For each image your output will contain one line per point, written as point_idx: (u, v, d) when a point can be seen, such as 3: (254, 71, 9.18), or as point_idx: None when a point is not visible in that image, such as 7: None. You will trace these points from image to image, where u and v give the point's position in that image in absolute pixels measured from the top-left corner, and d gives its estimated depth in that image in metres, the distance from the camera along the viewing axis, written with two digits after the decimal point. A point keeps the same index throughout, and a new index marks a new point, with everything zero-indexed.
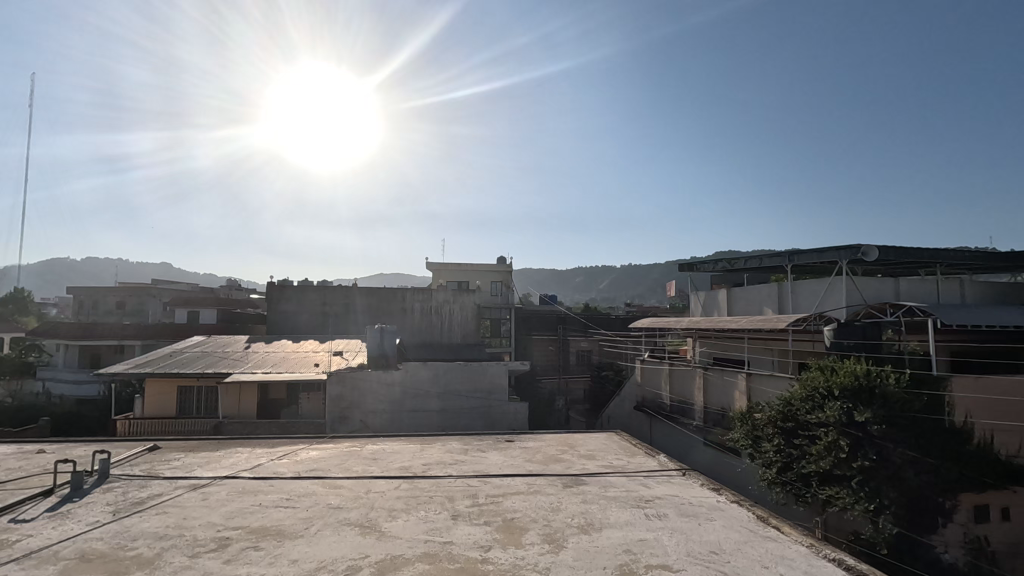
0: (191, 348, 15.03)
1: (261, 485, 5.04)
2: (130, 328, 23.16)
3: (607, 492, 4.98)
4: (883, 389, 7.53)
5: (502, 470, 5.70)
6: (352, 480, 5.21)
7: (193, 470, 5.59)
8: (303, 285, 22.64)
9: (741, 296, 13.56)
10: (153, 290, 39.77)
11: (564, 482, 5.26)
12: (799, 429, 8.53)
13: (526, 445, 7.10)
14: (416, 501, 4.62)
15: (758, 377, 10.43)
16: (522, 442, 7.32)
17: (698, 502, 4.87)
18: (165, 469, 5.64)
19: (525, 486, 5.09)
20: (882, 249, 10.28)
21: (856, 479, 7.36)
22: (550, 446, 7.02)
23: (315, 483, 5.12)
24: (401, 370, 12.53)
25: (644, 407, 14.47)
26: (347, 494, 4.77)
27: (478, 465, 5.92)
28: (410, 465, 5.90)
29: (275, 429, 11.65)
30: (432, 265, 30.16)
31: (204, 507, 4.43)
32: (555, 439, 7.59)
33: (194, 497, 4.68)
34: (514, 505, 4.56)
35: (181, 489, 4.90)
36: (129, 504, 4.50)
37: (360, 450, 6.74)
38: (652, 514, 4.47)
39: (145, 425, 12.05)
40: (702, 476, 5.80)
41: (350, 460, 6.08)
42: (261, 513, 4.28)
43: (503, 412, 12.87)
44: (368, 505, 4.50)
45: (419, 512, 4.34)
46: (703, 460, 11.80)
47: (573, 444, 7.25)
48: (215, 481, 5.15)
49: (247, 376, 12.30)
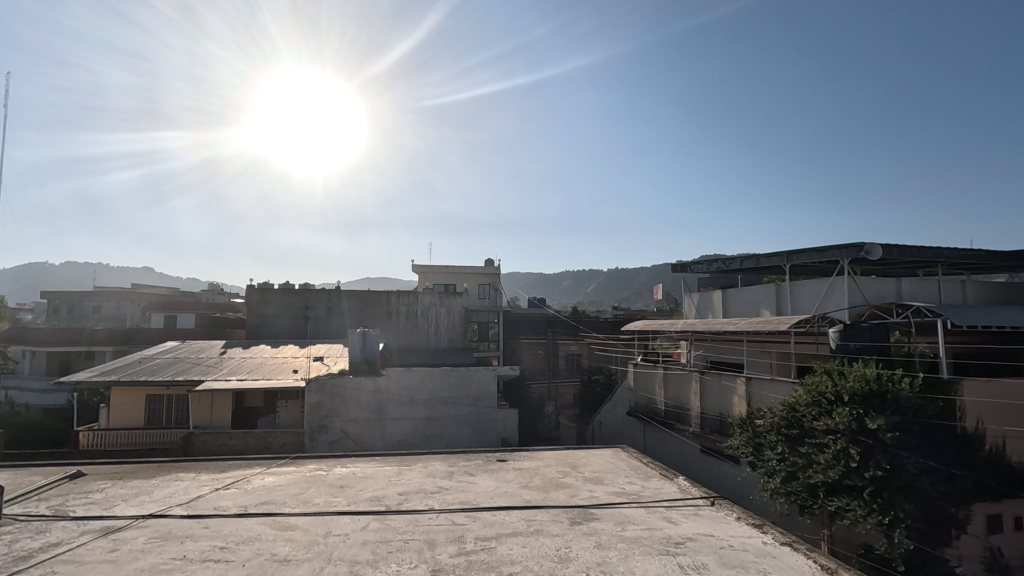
0: (161, 354, 14.24)
1: (193, 528, 4.42)
2: (100, 332, 22.24)
3: (624, 533, 4.43)
4: (896, 393, 7.11)
5: (493, 500, 5.14)
6: (308, 519, 4.61)
7: (113, 507, 4.95)
8: (284, 289, 21.87)
9: (737, 296, 13.14)
10: (131, 294, 38.59)
11: (570, 518, 4.71)
12: (804, 436, 8.13)
13: (521, 466, 6.55)
14: (385, 549, 4.03)
15: (758, 382, 10.00)
16: (517, 462, 6.76)
17: (741, 546, 4.33)
18: (78, 507, 4.99)
19: (524, 525, 4.53)
20: (886, 249, 9.88)
21: (868, 489, 6.95)
22: (550, 467, 6.47)
23: (262, 523, 4.51)
24: (384, 377, 11.90)
25: (637, 412, 14.00)
26: (301, 540, 4.17)
27: (465, 494, 5.34)
28: (384, 495, 5.31)
29: (250, 441, 10.95)
30: (417, 267, 29.47)
31: (110, 563, 3.81)
32: (555, 459, 7.04)
33: (100, 548, 4.05)
34: (511, 554, 4.00)
35: (89, 535, 4.27)
36: (13, 559, 3.86)
37: (326, 475, 6.13)
38: (688, 563, 3.95)
39: (112, 437, 11.29)
40: (735, 506, 5.29)
41: (312, 489, 5.48)
42: (182, 571, 3.67)
43: (492, 420, 12.29)
44: (324, 556, 3.91)
45: (390, 567, 3.77)
46: (699, 468, 11.35)
47: (576, 463, 6.71)
48: (135, 523, 4.52)
49: (222, 384, 11.59)
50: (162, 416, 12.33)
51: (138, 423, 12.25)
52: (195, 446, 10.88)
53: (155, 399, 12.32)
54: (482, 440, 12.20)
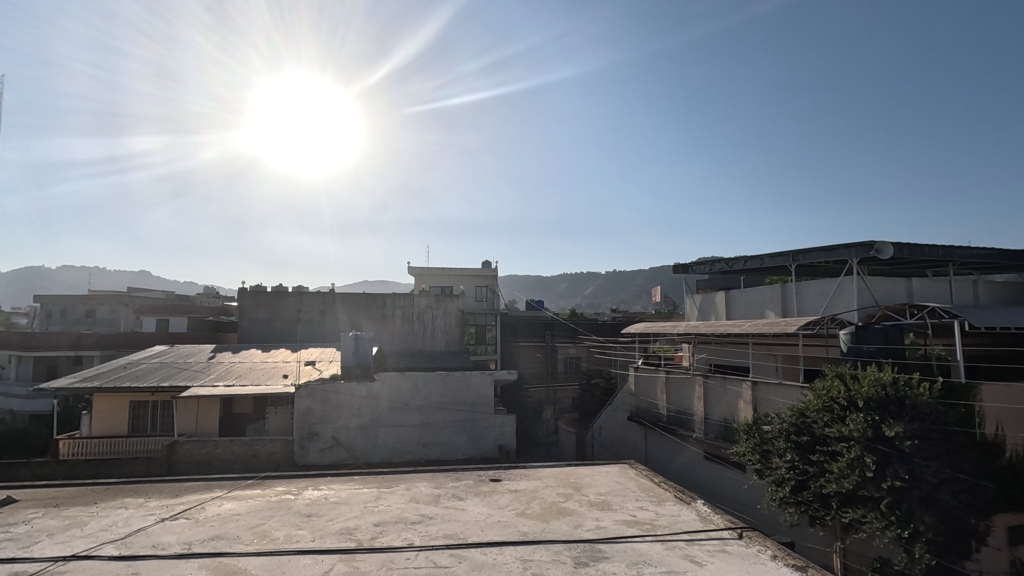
0: (147, 358, 13.81)
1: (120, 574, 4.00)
2: (88, 337, 21.80)
3: None
4: (915, 399, 6.71)
5: (483, 533, 4.73)
6: (260, 561, 4.20)
7: (33, 547, 4.53)
8: (277, 291, 21.45)
9: (740, 298, 12.77)
10: (125, 298, 38.12)
11: (574, 558, 4.31)
12: (815, 444, 7.74)
13: (517, 487, 6.12)
14: None
15: (765, 386, 9.62)
16: (511, 482, 6.34)
17: None
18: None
19: (519, 567, 4.13)
20: (897, 247, 9.49)
21: (885, 500, 6.57)
22: (550, 489, 6.05)
23: (205, 567, 4.09)
24: (378, 382, 11.49)
25: (638, 417, 13.61)
26: None
27: (451, 525, 4.93)
28: (356, 527, 4.89)
29: (237, 449, 10.62)
30: (413, 269, 29.04)
31: None
32: (555, 478, 6.62)
33: None
34: None
35: None
36: None
37: (293, 500, 5.69)
38: None
39: (94, 446, 10.82)
40: (767, 540, 4.83)
41: (274, 521, 5.05)
42: None
43: (489, 427, 11.89)
44: None
45: None
46: (703, 475, 10.97)
47: (579, 484, 6.30)
48: (52, 569, 4.10)
49: (208, 391, 11.17)
50: (147, 424, 11.92)
51: (122, 431, 11.82)
52: (180, 455, 10.49)
53: (140, 405, 11.91)
54: (479, 448, 11.81)
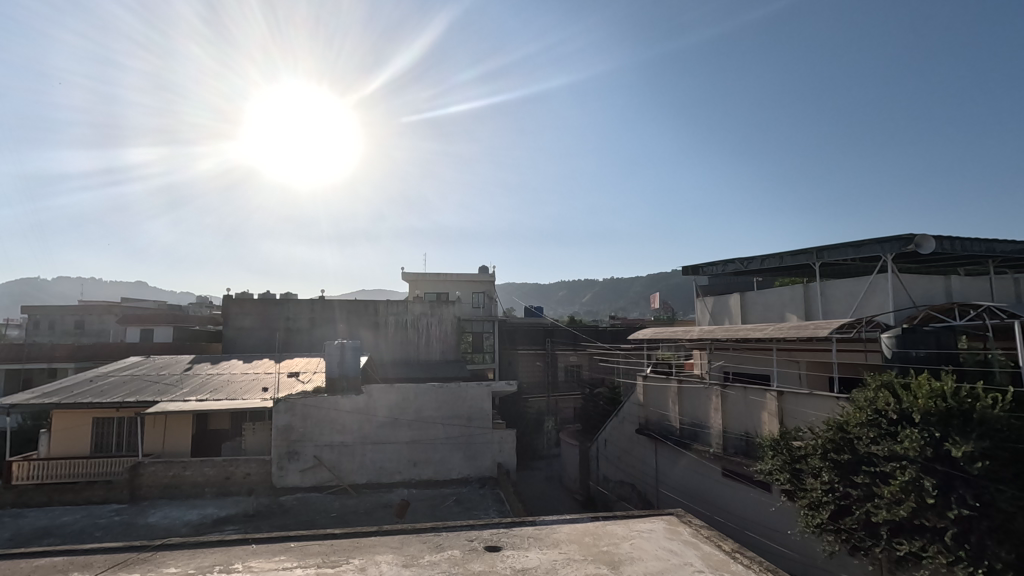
0: (117, 371, 12.77)
1: None
2: (64, 348, 20.79)
3: None
4: (983, 413, 5.70)
5: None
6: None
7: None
8: (264, 298, 20.38)
9: (757, 301, 11.82)
10: (115, 309, 37.11)
11: None
12: (860, 464, 6.78)
13: (523, 565, 4.80)
14: None
15: (793, 398, 8.67)
16: (516, 555, 5.01)
17: None
18: None
19: None
20: (938, 241, 8.55)
21: (950, 532, 5.62)
22: (576, 569, 4.71)
23: None
24: (365, 395, 10.47)
25: (648, 430, 12.63)
26: None
27: None
28: None
29: (208, 471, 9.61)
30: (408, 276, 28.11)
31: None
32: (578, 546, 5.25)
33: None
34: None
35: None
36: None
37: None
38: None
39: (52, 469, 9.69)
40: None
41: None
42: None
43: (487, 443, 10.89)
44: None
45: None
46: (723, 494, 10.01)
47: (618, 559, 4.94)
48: None
49: (177, 406, 10.11)
50: (111, 443, 10.91)
51: (84, 451, 10.81)
52: (144, 479, 9.48)
53: (105, 423, 10.91)
54: (475, 466, 10.81)
